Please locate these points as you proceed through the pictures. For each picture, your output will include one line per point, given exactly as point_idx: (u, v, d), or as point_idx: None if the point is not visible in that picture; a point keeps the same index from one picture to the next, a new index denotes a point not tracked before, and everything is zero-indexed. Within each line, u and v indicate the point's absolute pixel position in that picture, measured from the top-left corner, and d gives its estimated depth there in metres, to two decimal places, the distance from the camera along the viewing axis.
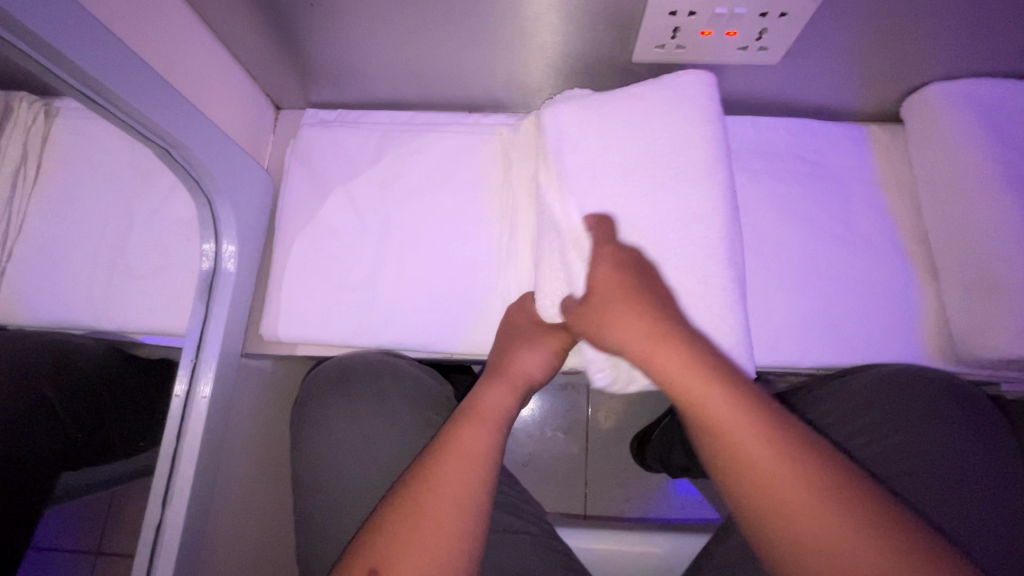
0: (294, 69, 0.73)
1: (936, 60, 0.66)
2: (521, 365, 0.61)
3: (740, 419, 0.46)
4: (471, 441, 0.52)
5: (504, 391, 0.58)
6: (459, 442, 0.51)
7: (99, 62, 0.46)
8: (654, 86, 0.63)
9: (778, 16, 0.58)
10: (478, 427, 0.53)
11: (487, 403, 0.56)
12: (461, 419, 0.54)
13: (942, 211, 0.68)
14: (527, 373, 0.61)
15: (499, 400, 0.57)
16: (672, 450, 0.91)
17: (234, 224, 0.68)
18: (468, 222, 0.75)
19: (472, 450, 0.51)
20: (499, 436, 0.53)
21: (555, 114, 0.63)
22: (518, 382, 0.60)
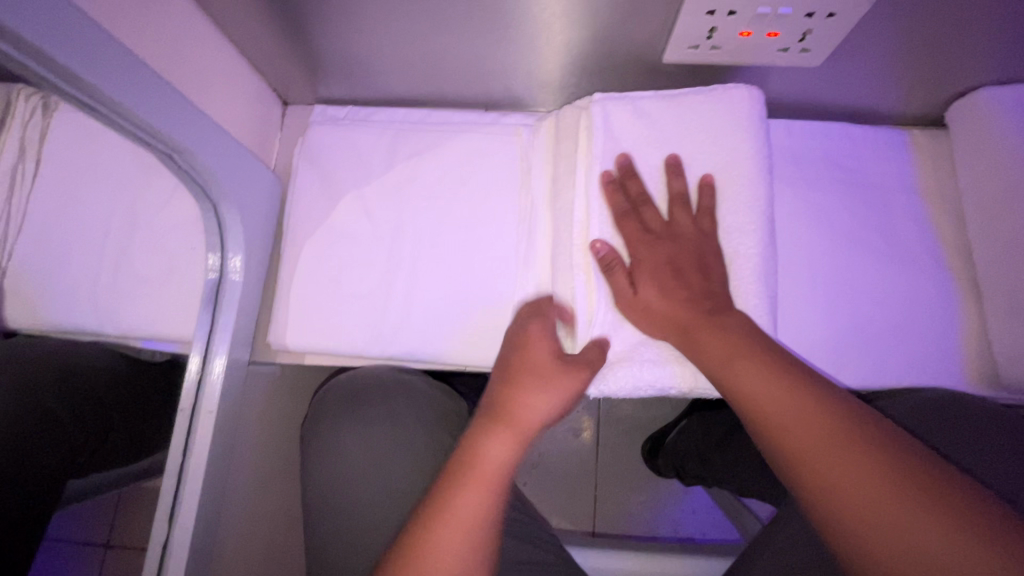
0: (300, 65, 0.68)
1: (994, 61, 0.57)
2: (528, 406, 0.50)
3: (782, 402, 0.42)
4: (464, 515, 0.44)
5: (508, 441, 0.48)
6: (453, 509, 0.44)
7: (103, 74, 0.42)
8: (709, 94, 0.59)
9: (827, 16, 0.50)
10: (474, 490, 0.45)
11: (490, 453, 0.47)
12: (457, 480, 0.46)
13: (988, 227, 0.59)
14: (537, 419, 0.49)
15: (498, 454, 0.47)
16: (687, 460, 0.88)
17: (241, 233, 0.63)
18: (487, 227, 0.68)
19: (466, 518, 0.44)
20: (497, 501, 0.46)
21: (603, 108, 0.59)
22: (529, 428, 0.49)
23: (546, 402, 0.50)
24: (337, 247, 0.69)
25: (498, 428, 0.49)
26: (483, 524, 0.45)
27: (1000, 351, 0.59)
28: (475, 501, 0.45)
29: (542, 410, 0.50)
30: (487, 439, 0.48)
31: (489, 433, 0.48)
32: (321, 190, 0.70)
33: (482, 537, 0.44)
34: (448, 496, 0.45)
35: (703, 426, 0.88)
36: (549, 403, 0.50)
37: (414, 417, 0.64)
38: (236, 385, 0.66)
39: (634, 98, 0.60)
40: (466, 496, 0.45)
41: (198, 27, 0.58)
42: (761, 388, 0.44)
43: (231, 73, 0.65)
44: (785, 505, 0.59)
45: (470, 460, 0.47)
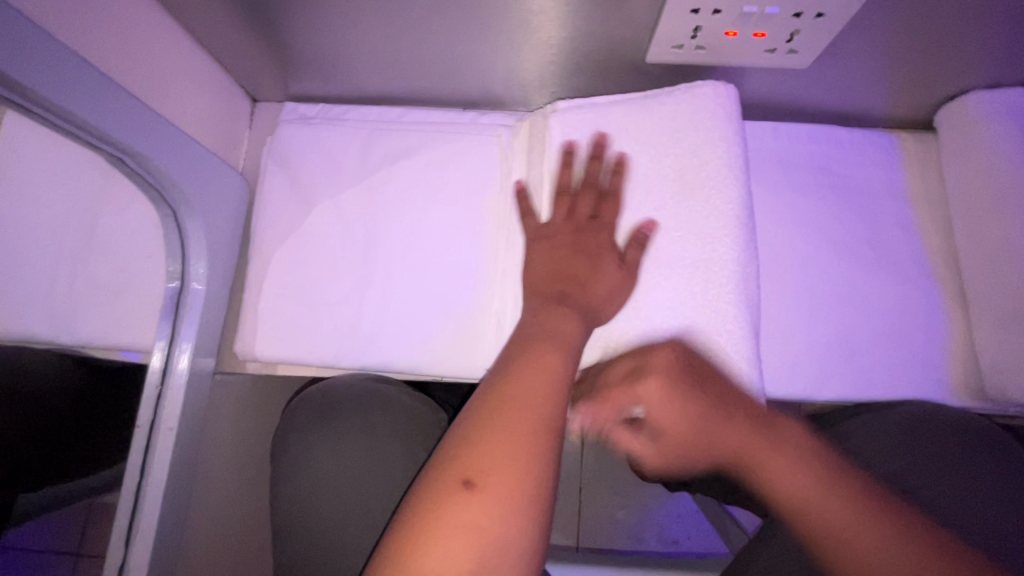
0: (268, 62, 0.65)
1: (984, 65, 0.56)
2: (552, 346, 0.43)
3: (790, 481, 0.43)
4: (522, 400, 0.38)
5: (559, 344, 0.44)
6: (510, 396, 0.39)
7: (38, 74, 0.39)
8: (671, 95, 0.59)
9: (815, 17, 0.48)
10: (534, 379, 0.40)
11: (522, 387, 0.39)
12: (512, 369, 0.41)
13: (976, 234, 0.58)
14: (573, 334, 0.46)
15: (555, 355, 0.43)
16: None
17: (203, 241, 0.61)
18: (464, 231, 0.65)
19: (524, 408, 0.38)
20: (562, 401, 0.40)
21: (562, 119, 0.60)
22: (560, 362, 0.42)
23: (567, 342, 0.44)
24: (309, 253, 0.66)
25: (527, 363, 0.41)
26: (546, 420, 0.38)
27: (988, 362, 0.58)
28: (518, 433, 0.37)
29: (567, 349, 0.43)
30: (517, 371, 0.41)
31: (521, 368, 0.41)
32: (292, 193, 0.67)
33: (550, 435, 0.38)
34: (481, 426, 0.37)
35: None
36: (572, 347, 0.44)
37: (390, 428, 0.61)
38: (200, 397, 0.63)
39: (597, 104, 0.61)
40: (502, 427, 0.37)
41: (155, 21, 0.55)
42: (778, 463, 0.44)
43: (193, 70, 0.61)
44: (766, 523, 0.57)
45: (525, 356, 0.42)
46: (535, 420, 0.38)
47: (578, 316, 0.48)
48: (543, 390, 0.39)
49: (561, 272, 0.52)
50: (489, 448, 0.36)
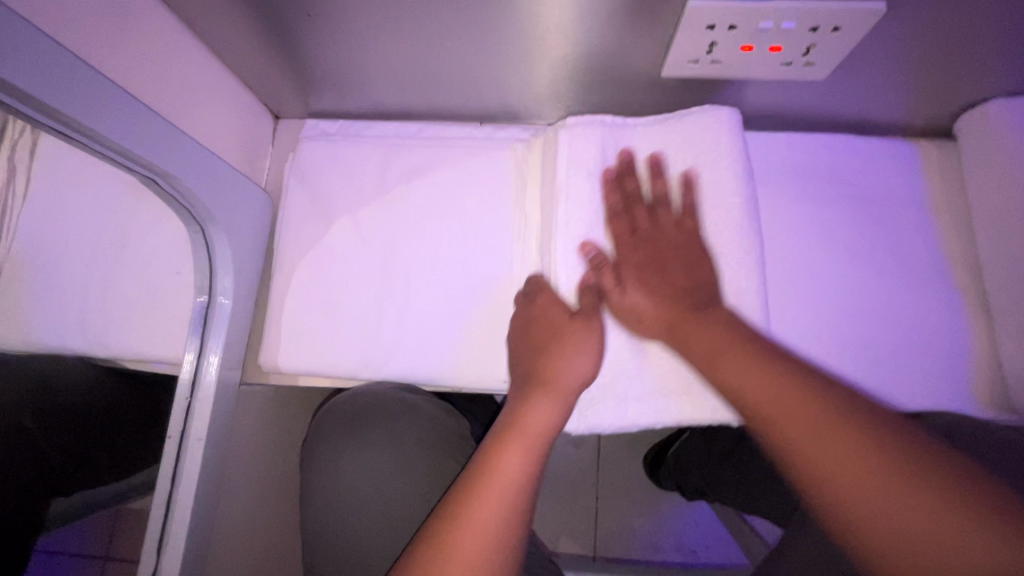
0: (290, 80, 0.66)
1: (1004, 73, 0.55)
2: (535, 418, 0.50)
3: (779, 399, 0.43)
4: (539, 420, 0.50)
5: (589, 357, 0.54)
6: (530, 417, 0.50)
7: (75, 102, 0.41)
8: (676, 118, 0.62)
9: (831, 30, 0.49)
10: (552, 401, 0.51)
11: (537, 415, 0.50)
12: (536, 390, 0.52)
13: (999, 244, 0.58)
14: (575, 380, 0.52)
15: (582, 368, 0.53)
16: (689, 473, 0.87)
17: (230, 256, 0.63)
18: (482, 245, 0.66)
19: (541, 427, 0.49)
20: (565, 419, 0.51)
21: (570, 134, 0.61)
22: (540, 434, 0.49)
23: (552, 409, 0.50)
24: (330, 267, 0.67)
25: (509, 443, 0.48)
26: (551, 435, 0.49)
27: (1014, 374, 0.57)
28: (498, 507, 0.44)
29: (551, 418, 0.50)
30: (502, 448, 0.47)
31: (506, 446, 0.47)
32: (312, 208, 0.69)
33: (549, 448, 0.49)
34: (468, 499, 0.44)
35: (705, 440, 0.87)
36: (557, 413, 0.50)
37: (415, 438, 0.62)
38: (228, 405, 0.66)
39: (603, 122, 0.62)
40: (486, 502, 0.44)
41: (183, 45, 0.57)
42: (765, 391, 0.43)
43: (218, 90, 0.63)
44: (790, 537, 0.58)
45: (551, 373, 0.52)
46: (514, 496, 0.44)
47: (555, 395, 0.51)
48: (523, 468, 0.46)
49: (537, 352, 0.55)
50: (473, 523, 0.42)
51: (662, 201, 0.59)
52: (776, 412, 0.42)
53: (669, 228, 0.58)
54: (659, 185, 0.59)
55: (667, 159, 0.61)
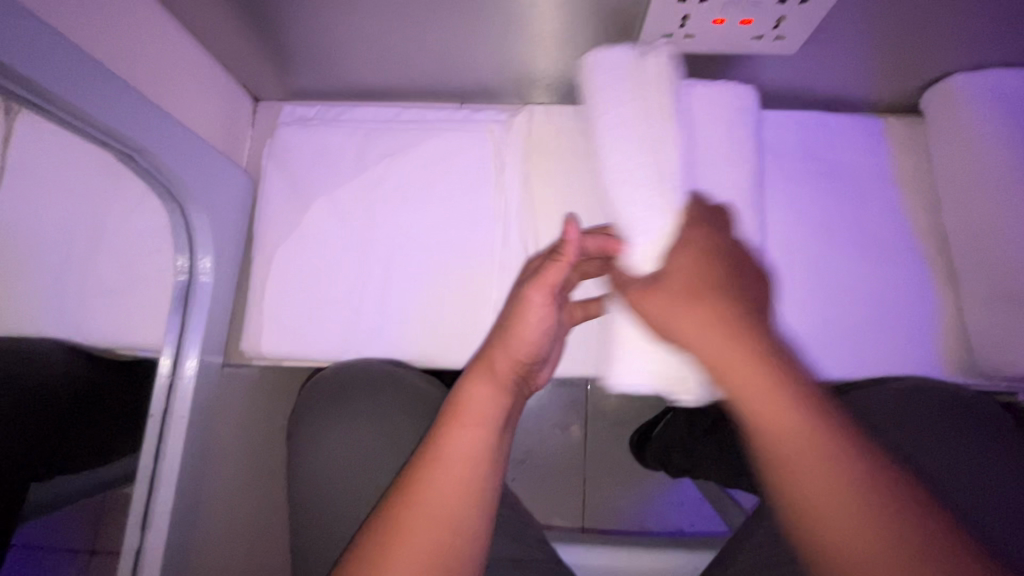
0: (268, 60, 0.66)
1: (966, 46, 0.57)
2: (478, 395, 0.48)
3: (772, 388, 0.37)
4: (479, 401, 0.47)
5: (543, 317, 0.50)
6: (471, 400, 0.47)
7: (50, 73, 0.40)
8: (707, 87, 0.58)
9: (799, 4, 0.50)
10: (491, 378, 0.49)
11: (479, 397, 0.48)
12: (476, 366, 0.50)
13: (963, 214, 0.60)
14: (527, 348, 0.50)
15: (529, 337, 0.50)
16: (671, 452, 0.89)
17: (210, 237, 0.63)
18: (462, 224, 0.67)
19: (480, 409, 0.47)
20: (510, 396, 0.49)
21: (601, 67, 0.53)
22: (486, 414, 0.47)
23: (496, 386, 0.48)
24: (311, 249, 0.68)
25: (455, 427, 0.46)
26: (495, 415, 0.47)
27: (978, 339, 0.59)
28: (451, 488, 0.43)
29: (497, 396, 0.48)
30: (447, 430, 0.46)
31: (451, 428, 0.46)
32: (292, 190, 0.69)
33: (495, 430, 0.47)
34: (419, 480, 0.43)
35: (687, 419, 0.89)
36: (502, 389, 0.49)
37: (403, 412, 0.62)
38: (211, 386, 0.66)
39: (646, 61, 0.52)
40: (437, 483, 0.43)
41: (158, 22, 0.57)
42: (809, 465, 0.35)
43: (195, 70, 0.63)
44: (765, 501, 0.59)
45: (500, 342, 0.50)
46: (467, 475, 0.44)
47: (510, 373, 0.49)
48: (472, 447, 0.45)
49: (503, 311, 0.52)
50: (426, 504, 0.42)
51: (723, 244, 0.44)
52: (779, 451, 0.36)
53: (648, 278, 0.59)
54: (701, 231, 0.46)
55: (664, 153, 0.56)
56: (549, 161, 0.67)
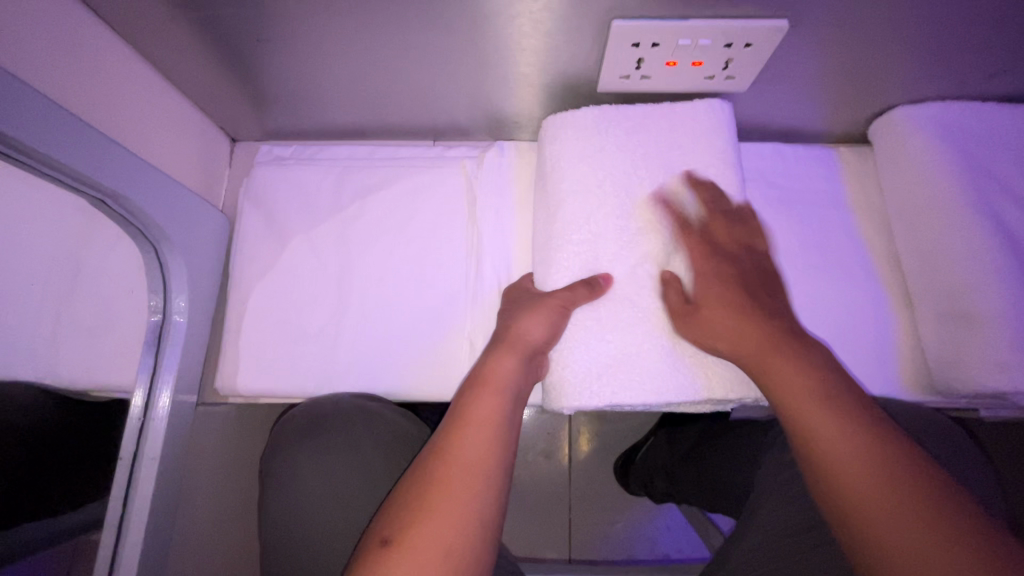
0: (245, 103, 0.68)
1: (905, 82, 0.61)
2: (502, 368, 0.53)
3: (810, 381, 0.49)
4: (500, 373, 0.53)
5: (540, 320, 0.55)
6: (492, 373, 0.53)
7: (24, 124, 0.42)
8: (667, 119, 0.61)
9: (744, 46, 0.53)
10: (510, 355, 0.54)
11: (502, 369, 0.53)
12: (494, 349, 0.55)
13: (913, 237, 0.63)
14: (529, 339, 0.54)
15: (533, 328, 0.54)
16: (654, 477, 0.89)
17: (184, 277, 0.64)
18: (437, 258, 0.69)
19: (502, 379, 0.52)
20: (527, 369, 0.54)
21: (564, 124, 0.60)
22: (506, 383, 0.52)
23: (516, 363, 0.54)
24: (285, 285, 0.68)
25: (482, 390, 0.51)
26: (513, 388, 0.52)
27: (936, 356, 0.60)
28: (480, 445, 0.47)
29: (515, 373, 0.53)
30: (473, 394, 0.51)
31: (479, 392, 0.51)
32: (268, 227, 0.70)
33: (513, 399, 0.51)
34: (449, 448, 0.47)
35: (668, 442, 0.90)
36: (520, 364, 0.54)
37: (374, 444, 0.62)
38: (182, 428, 0.65)
39: (590, 118, 0.61)
40: (468, 442, 0.47)
41: (134, 69, 0.58)
42: (808, 395, 0.47)
43: (173, 114, 0.65)
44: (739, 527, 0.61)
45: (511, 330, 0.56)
46: (493, 434, 0.48)
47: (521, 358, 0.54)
48: (494, 409, 0.49)
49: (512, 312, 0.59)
50: (460, 457, 0.46)
51: (721, 221, 0.58)
52: (817, 440, 0.46)
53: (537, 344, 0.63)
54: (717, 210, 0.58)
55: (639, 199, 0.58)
56: (520, 195, 0.69)
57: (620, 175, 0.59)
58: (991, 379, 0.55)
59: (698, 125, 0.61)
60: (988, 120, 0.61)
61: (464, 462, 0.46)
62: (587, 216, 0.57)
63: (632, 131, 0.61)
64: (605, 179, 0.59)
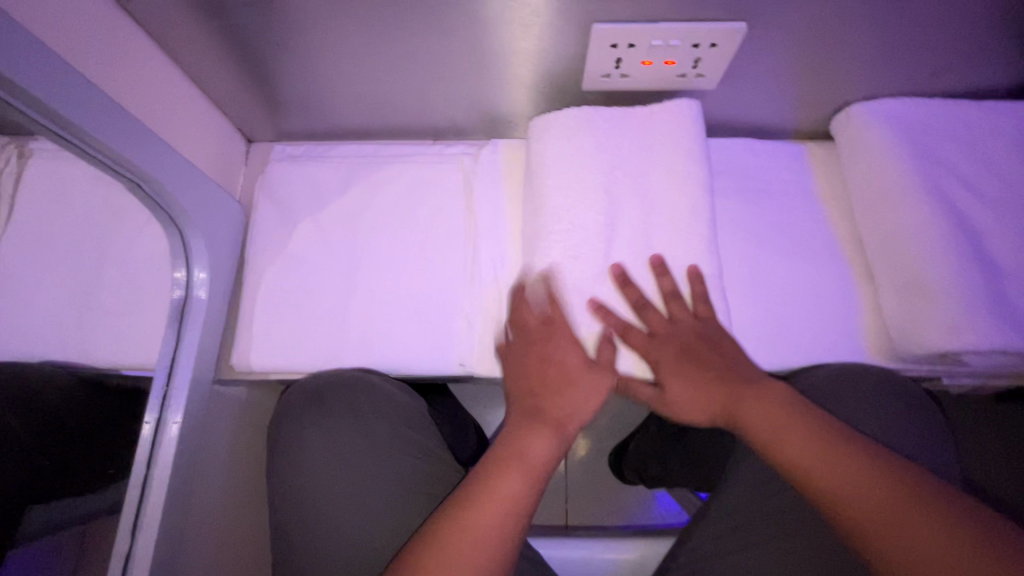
0: (261, 104, 0.75)
1: (858, 79, 0.68)
2: (538, 446, 0.54)
3: (784, 416, 0.54)
4: (535, 449, 0.54)
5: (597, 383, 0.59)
6: (526, 446, 0.54)
7: (77, 108, 0.48)
8: (642, 118, 0.67)
9: (710, 46, 0.60)
10: (545, 431, 0.56)
11: (534, 446, 0.54)
12: (530, 421, 0.57)
13: (872, 218, 0.68)
14: (572, 414, 0.58)
15: (581, 396, 0.59)
16: (645, 462, 0.93)
17: (205, 253, 0.70)
18: (437, 244, 0.74)
19: (535, 456, 0.53)
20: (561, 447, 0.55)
21: (544, 122, 0.67)
22: (540, 464, 0.53)
23: (549, 440, 0.55)
24: (296, 270, 0.74)
25: (512, 468, 0.52)
26: (539, 470, 0.53)
27: (894, 325, 0.65)
28: (496, 517, 0.48)
29: (547, 453, 0.54)
30: (499, 476, 0.51)
31: (507, 469, 0.52)
32: (281, 218, 0.76)
33: (539, 480, 0.52)
34: (466, 516, 0.48)
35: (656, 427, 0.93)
36: (555, 444, 0.55)
37: (374, 412, 0.67)
38: (199, 403, 0.70)
39: (571, 116, 0.66)
40: (485, 512, 0.48)
41: (165, 72, 0.65)
42: (802, 455, 0.51)
43: (198, 114, 0.71)
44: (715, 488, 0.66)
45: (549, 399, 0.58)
46: (516, 512, 0.49)
47: (551, 429, 0.56)
48: (522, 488, 0.51)
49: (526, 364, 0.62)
50: (473, 527, 0.47)
51: (673, 294, 0.62)
52: (809, 472, 0.50)
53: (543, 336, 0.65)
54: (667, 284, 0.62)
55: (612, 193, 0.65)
56: (512, 187, 0.75)
57: (599, 167, 0.65)
58: (944, 341, 0.60)
59: (671, 120, 0.67)
60: (935, 113, 0.68)
61: (479, 527, 0.47)
62: (567, 204, 0.64)
63: (610, 131, 0.67)
64: (584, 169, 0.65)
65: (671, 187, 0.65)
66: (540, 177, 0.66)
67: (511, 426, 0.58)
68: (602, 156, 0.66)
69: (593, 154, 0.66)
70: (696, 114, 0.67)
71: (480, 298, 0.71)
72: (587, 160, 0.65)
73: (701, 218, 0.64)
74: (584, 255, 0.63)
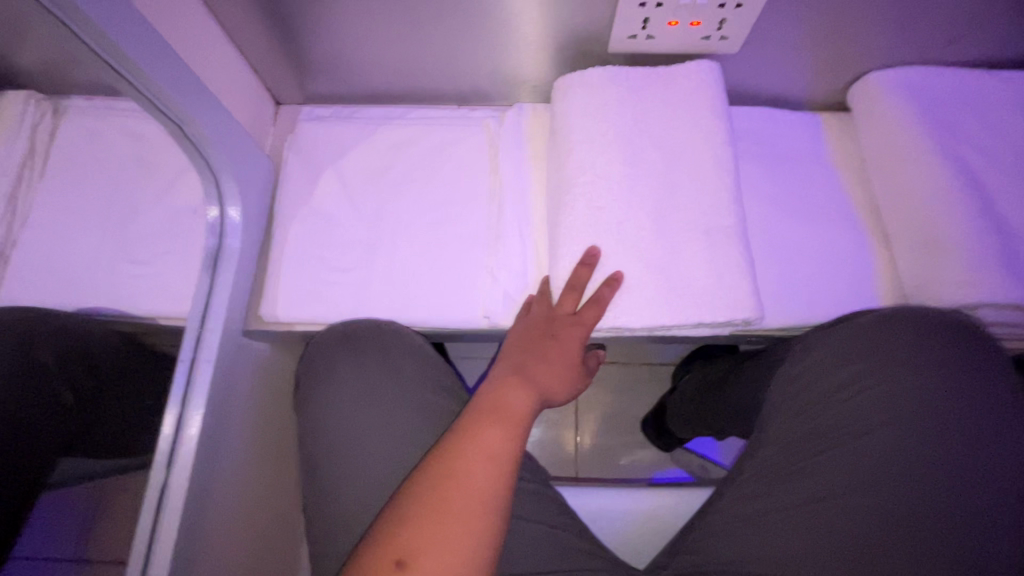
0: (291, 65, 0.76)
1: (876, 48, 0.70)
2: (516, 401, 0.58)
3: None
4: (514, 406, 0.58)
5: (568, 386, 0.64)
6: (504, 403, 0.58)
7: (127, 41, 0.50)
8: (665, 80, 0.69)
9: (736, 7, 0.62)
10: (523, 389, 0.60)
11: (513, 399, 0.58)
12: (506, 382, 0.60)
13: (886, 181, 0.70)
14: (551, 397, 0.63)
15: (558, 389, 0.63)
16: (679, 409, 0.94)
17: (238, 196, 0.71)
18: (463, 203, 0.76)
19: (514, 411, 0.57)
20: (536, 406, 0.60)
21: (570, 83, 0.69)
22: (520, 418, 0.57)
23: (527, 398, 0.59)
24: (324, 225, 0.75)
25: (493, 422, 0.56)
26: (519, 422, 0.57)
27: (908, 282, 0.67)
28: (484, 475, 0.52)
29: (527, 405, 0.59)
30: (483, 425, 0.55)
31: (488, 421, 0.56)
32: (309, 175, 0.78)
33: (519, 432, 0.56)
34: (451, 474, 0.51)
35: (703, 373, 0.93)
36: (532, 398, 0.60)
37: (404, 362, 0.68)
38: (230, 351, 0.70)
39: (596, 78, 0.69)
40: (471, 470, 0.52)
41: (204, 26, 0.66)
42: None
43: (232, 69, 0.73)
44: (748, 445, 0.66)
45: (528, 375, 0.62)
46: (501, 468, 0.53)
47: (531, 391, 0.60)
48: (505, 440, 0.55)
49: (529, 351, 0.64)
50: (464, 483, 0.51)
51: None
52: None
53: (541, 310, 0.66)
54: (685, 257, 0.64)
55: (635, 150, 0.67)
56: (536, 148, 0.77)
57: (623, 126, 0.67)
58: (959, 294, 0.62)
59: (695, 82, 0.69)
60: (953, 82, 0.70)
61: (467, 484, 0.51)
62: (592, 161, 0.66)
63: (633, 90, 0.69)
64: (609, 128, 0.67)
65: (693, 147, 0.67)
66: (567, 135, 0.68)
67: (489, 382, 0.62)
68: (626, 115, 0.68)
69: (618, 114, 0.67)
70: (716, 78, 0.69)
71: (503, 254, 0.72)
72: (612, 120, 0.67)
73: (717, 175, 0.66)
74: (610, 209, 0.65)
